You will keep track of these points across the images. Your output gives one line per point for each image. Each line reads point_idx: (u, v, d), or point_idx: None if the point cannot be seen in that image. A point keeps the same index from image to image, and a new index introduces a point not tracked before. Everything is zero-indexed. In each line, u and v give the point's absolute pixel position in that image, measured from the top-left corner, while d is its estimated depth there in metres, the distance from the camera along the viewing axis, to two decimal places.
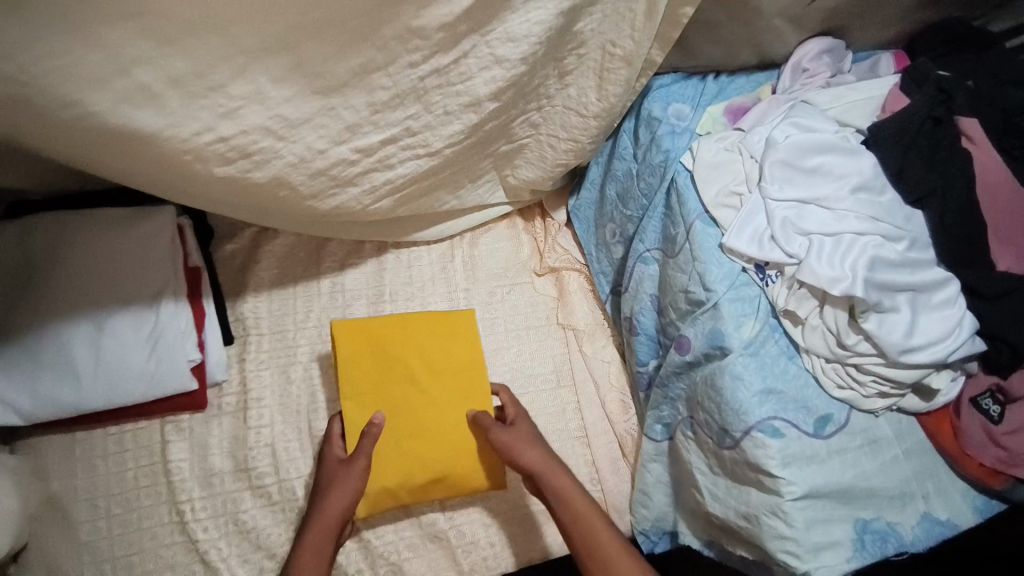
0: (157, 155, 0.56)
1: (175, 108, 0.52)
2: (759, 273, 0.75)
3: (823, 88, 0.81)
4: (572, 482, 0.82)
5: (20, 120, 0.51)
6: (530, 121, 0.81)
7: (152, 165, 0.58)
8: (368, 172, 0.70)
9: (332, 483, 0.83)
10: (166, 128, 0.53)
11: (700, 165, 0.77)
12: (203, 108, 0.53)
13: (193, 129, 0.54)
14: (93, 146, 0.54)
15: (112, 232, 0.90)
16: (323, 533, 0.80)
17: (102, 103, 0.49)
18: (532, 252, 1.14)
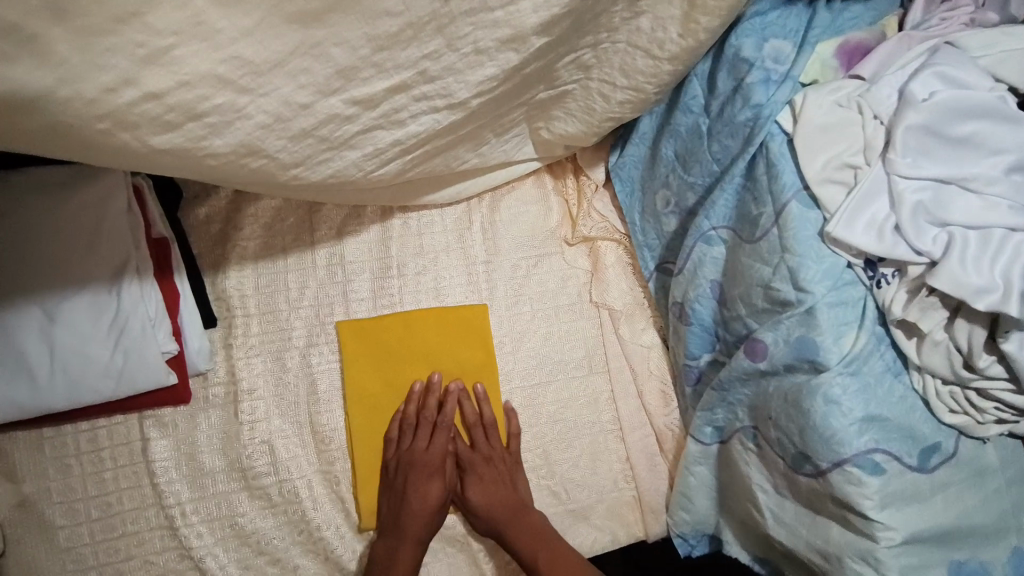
0: (55, 128, 0.37)
1: (68, 53, 0.33)
2: (867, 271, 0.60)
3: (966, 28, 0.62)
4: (531, 523, 0.84)
5: None
6: (581, 61, 0.62)
7: (54, 143, 0.40)
8: (370, 130, 0.52)
9: (429, 505, 0.83)
10: (61, 85, 0.34)
11: (804, 128, 0.59)
12: (119, 51, 0.34)
13: (105, 83, 0.36)
14: None
15: (54, 199, 0.73)
16: (415, 555, 0.80)
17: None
18: (561, 218, 0.96)
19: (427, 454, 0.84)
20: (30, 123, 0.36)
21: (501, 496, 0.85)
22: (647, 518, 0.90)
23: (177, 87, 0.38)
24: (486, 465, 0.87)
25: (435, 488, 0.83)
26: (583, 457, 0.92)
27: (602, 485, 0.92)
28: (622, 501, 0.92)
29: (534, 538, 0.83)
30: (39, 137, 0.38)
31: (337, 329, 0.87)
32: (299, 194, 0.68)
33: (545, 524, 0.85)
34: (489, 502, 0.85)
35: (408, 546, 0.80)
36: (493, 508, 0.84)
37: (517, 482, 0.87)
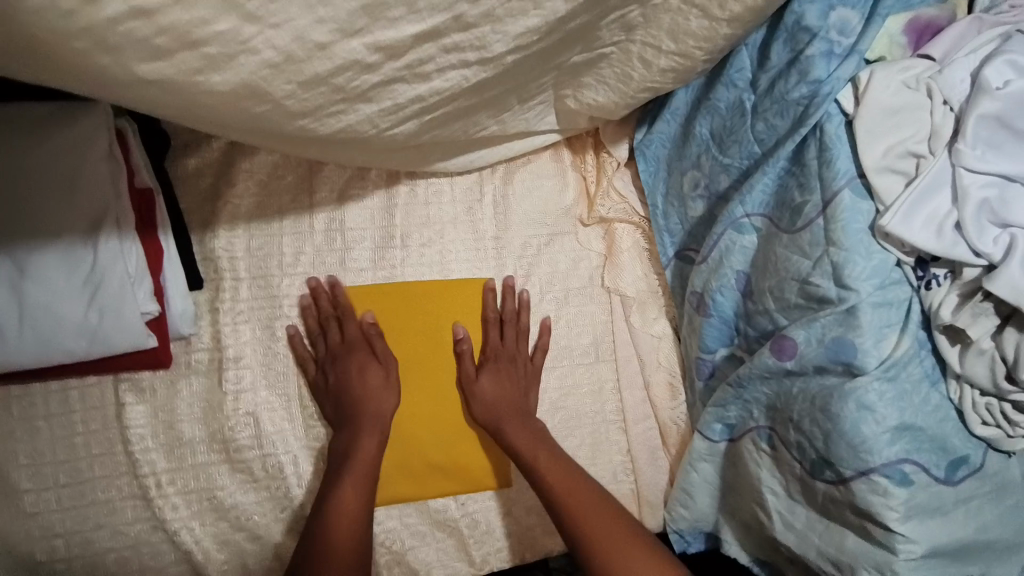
0: (19, 37, 0.31)
1: None
2: (916, 271, 0.56)
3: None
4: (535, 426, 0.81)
5: None
6: (626, 19, 0.56)
7: (21, 57, 0.33)
8: (390, 83, 0.46)
9: (374, 390, 0.79)
10: None
11: (865, 112, 0.55)
12: None
13: None
14: None
15: (26, 135, 0.65)
16: (378, 440, 0.77)
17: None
18: (577, 196, 0.91)
19: (346, 340, 0.80)
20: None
21: (511, 395, 0.82)
22: (644, 512, 0.88)
23: (171, 5, 0.31)
24: (507, 360, 0.84)
25: (375, 372, 0.80)
26: (584, 447, 0.89)
27: (600, 476, 0.89)
28: (619, 493, 0.89)
29: (530, 438, 0.80)
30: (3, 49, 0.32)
31: (334, 297, 0.82)
32: (300, 146, 0.61)
33: (544, 429, 0.82)
34: (495, 394, 0.82)
35: (364, 433, 0.77)
36: (500, 402, 0.81)
37: (529, 390, 0.85)
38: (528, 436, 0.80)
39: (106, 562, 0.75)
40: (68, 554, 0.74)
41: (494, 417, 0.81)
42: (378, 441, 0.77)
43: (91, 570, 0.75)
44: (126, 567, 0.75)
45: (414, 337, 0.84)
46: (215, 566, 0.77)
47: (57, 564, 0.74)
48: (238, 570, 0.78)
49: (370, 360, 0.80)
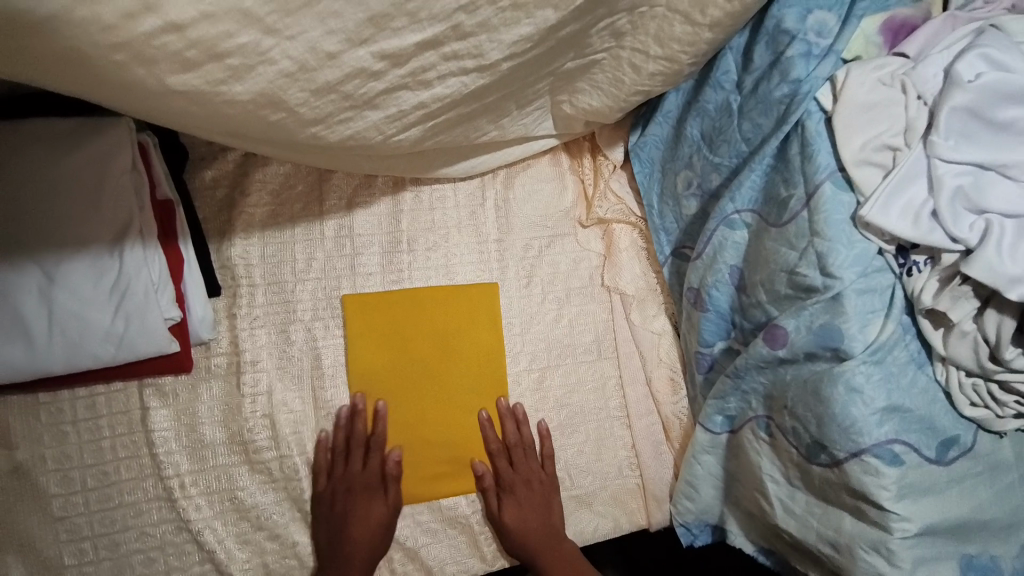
0: (68, 53, 0.35)
1: None
2: (898, 259, 0.59)
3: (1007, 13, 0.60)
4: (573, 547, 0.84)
5: None
6: (616, 28, 0.59)
7: (68, 72, 0.37)
8: (395, 90, 0.49)
9: (370, 530, 0.80)
10: (77, 5, 0.32)
11: (844, 108, 0.58)
12: None
13: (125, 8, 0.33)
14: None
15: (56, 151, 0.70)
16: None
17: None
18: (576, 199, 0.94)
19: (365, 475, 0.81)
20: (42, 45, 0.34)
21: (539, 524, 0.84)
22: (650, 505, 0.89)
23: (201, 20, 0.35)
24: (524, 489, 0.85)
25: (376, 507, 0.81)
26: (589, 444, 0.90)
27: (606, 471, 0.91)
28: (625, 487, 0.91)
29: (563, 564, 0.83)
30: (52, 65, 0.36)
31: (342, 301, 0.85)
32: (311, 154, 0.65)
33: (574, 548, 0.85)
34: (525, 527, 0.83)
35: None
36: (529, 535, 0.83)
37: (552, 506, 0.86)
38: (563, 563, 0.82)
39: (131, 563, 0.77)
40: (94, 556, 0.76)
41: (528, 546, 0.83)
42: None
43: (118, 572, 0.77)
44: (150, 567, 0.77)
45: (422, 341, 0.85)
46: (235, 565, 0.79)
47: (85, 567, 0.76)
48: (259, 570, 0.80)
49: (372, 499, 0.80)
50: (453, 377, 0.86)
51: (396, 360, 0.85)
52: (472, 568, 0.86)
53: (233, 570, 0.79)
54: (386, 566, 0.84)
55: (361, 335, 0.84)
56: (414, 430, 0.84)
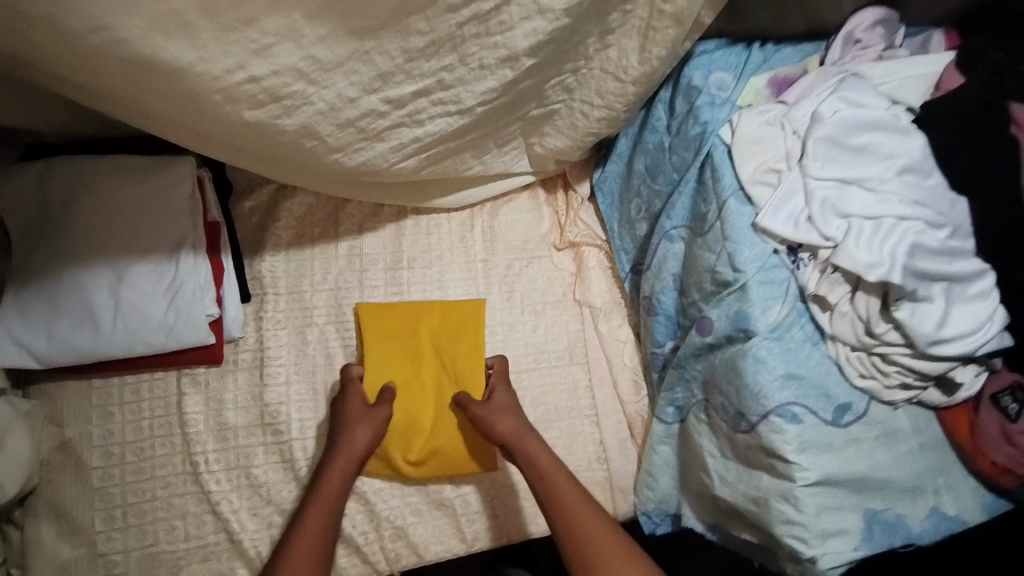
0: (182, 93, 0.53)
1: (207, 41, 0.49)
2: (790, 256, 0.73)
3: (874, 60, 0.74)
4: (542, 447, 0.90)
5: (46, 47, 0.47)
6: (566, 83, 0.77)
7: (179, 105, 0.55)
8: (397, 127, 0.67)
9: (347, 421, 0.91)
10: (197, 63, 0.50)
11: (739, 142, 0.75)
12: (238, 44, 0.50)
13: (225, 66, 0.51)
14: (116, 76, 0.51)
15: (135, 180, 0.88)
16: (343, 469, 0.88)
17: (131, 30, 0.45)
18: (551, 226, 1.10)
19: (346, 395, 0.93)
20: (167, 86, 0.52)
21: (509, 414, 0.92)
22: (616, 497, 0.99)
23: (270, 74, 0.53)
24: (500, 392, 0.95)
25: (354, 415, 0.91)
26: (562, 438, 1.02)
27: (577, 464, 1.01)
28: (594, 480, 1.01)
29: (546, 451, 0.90)
30: (167, 99, 0.54)
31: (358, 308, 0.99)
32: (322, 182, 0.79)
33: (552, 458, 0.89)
34: (501, 419, 0.91)
35: (337, 465, 0.88)
36: (507, 423, 0.91)
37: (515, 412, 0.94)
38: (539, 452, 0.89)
39: (155, 530, 0.88)
40: (123, 523, 0.88)
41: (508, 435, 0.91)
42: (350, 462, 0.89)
43: (142, 539, 0.88)
44: (172, 535, 0.89)
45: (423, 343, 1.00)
46: (246, 536, 0.90)
47: (113, 533, 0.88)
48: (265, 542, 0.90)
49: (355, 413, 0.91)
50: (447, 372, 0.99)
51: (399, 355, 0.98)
52: (454, 547, 0.96)
53: (244, 540, 0.90)
54: (377, 543, 0.94)
55: (373, 332, 0.98)
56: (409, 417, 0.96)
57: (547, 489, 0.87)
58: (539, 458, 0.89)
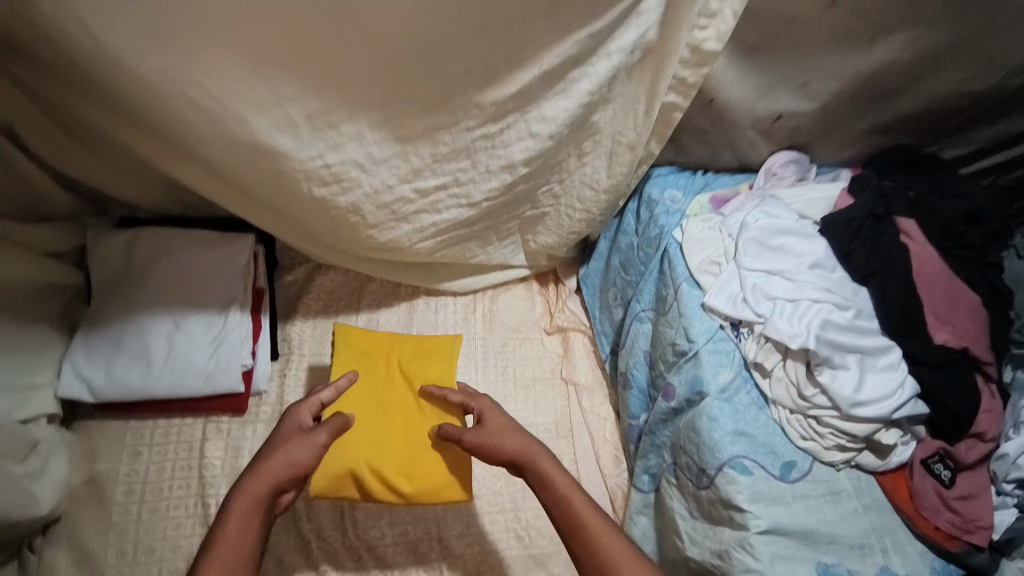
0: (277, 172, 0.73)
1: (302, 136, 0.70)
2: (733, 330, 0.88)
3: (788, 186, 0.95)
4: (563, 476, 0.73)
5: (196, 132, 0.69)
6: (553, 191, 0.98)
7: (269, 180, 0.75)
8: (419, 212, 0.87)
9: (277, 441, 0.74)
10: (291, 151, 0.71)
11: (688, 241, 0.93)
12: (317, 140, 0.71)
13: (310, 154, 0.72)
14: (236, 155, 0.72)
15: (203, 249, 1.04)
16: (236, 545, 0.64)
17: (262, 125, 0.67)
18: (542, 312, 1.26)
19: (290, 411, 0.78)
20: (268, 165, 0.72)
21: (510, 436, 0.77)
22: None
23: (340, 161, 0.74)
24: (496, 415, 0.80)
25: (287, 433, 0.75)
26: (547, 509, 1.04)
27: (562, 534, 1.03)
28: None
29: (568, 483, 0.73)
30: (264, 175, 0.74)
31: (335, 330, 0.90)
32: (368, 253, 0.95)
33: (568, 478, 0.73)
34: (499, 442, 0.77)
35: (236, 521, 0.65)
36: (504, 446, 0.76)
37: (515, 439, 0.77)
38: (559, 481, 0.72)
39: (159, 569, 0.93)
40: (131, 560, 0.93)
41: (514, 460, 0.76)
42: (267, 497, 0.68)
43: None
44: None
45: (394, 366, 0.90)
46: None
47: (120, 568, 0.93)
48: None
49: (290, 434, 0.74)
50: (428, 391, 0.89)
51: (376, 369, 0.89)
52: None
53: None
54: None
55: (344, 353, 0.89)
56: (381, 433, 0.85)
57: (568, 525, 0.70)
58: (551, 478, 0.73)
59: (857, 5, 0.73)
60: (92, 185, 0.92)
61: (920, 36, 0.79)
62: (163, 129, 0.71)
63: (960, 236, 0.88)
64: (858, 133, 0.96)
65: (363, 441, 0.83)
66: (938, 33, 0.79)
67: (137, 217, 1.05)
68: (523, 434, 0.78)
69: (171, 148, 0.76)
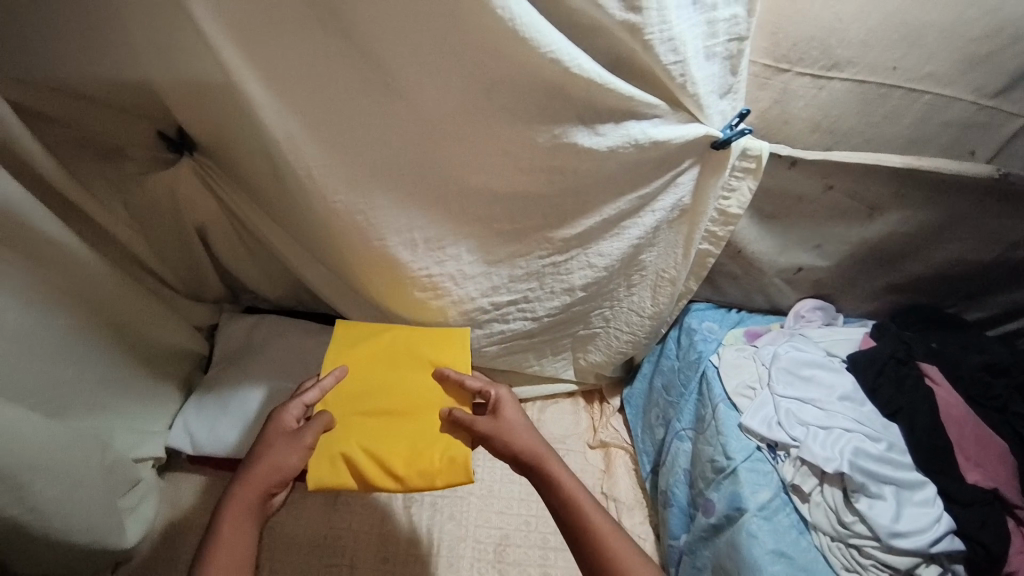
0: (396, 277, 0.89)
1: (418, 251, 0.86)
2: (771, 453, 0.94)
3: (815, 326, 1.07)
4: (587, 497, 0.79)
5: (337, 245, 0.86)
6: (604, 314, 1.13)
7: (387, 282, 0.91)
8: (491, 320, 1.05)
9: (270, 445, 0.82)
10: (409, 263, 0.87)
11: (725, 365, 1.03)
12: (432, 259, 0.88)
13: (421, 266, 0.88)
14: (371, 267, 0.87)
15: (306, 336, 1.18)
16: (239, 541, 0.76)
17: (397, 240, 0.83)
18: (586, 427, 1.32)
19: (279, 414, 0.84)
20: (392, 271, 0.88)
21: (524, 435, 0.83)
22: None
23: (445, 275, 0.92)
24: (513, 411, 0.86)
25: (278, 437, 0.82)
26: None
27: None
28: None
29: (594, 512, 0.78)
30: (383, 278, 0.90)
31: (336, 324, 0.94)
32: None
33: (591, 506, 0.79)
34: (513, 439, 0.83)
35: (230, 525, 0.76)
36: (517, 443, 0.83)
37: (527, 437, 0.83)
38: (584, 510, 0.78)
39: None
40: None
41: (526, 459, 0.82)
42: (255, 500, 0.79)
43: None
44: None
45: (392, 356, 0.91)
46: None
47: None
48: None
49: (280, 439, 0.82)
50: (421, 381, 0.90)
51: (370, 362, 0.90)
52: None
53: None
54: None
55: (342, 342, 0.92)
56: (377, 422, 0.87)
57: (586, 554, 0.75)
58: (560, 482, 0.80)
59: (851, 191, 0.92)
60: (238, 276, 1.13)
61: (916, 213, 0.95)
62: (309, 241, 0.92)
63: (987, 389, 0.93)
64: (877, 289, 1.09)
65: (359, 429, 0.86)
66: (933, 213, 0.95)
67: (261, 306, 1.25)
68: (536, 436, 0.84)
69: (310, 255, 0.98)
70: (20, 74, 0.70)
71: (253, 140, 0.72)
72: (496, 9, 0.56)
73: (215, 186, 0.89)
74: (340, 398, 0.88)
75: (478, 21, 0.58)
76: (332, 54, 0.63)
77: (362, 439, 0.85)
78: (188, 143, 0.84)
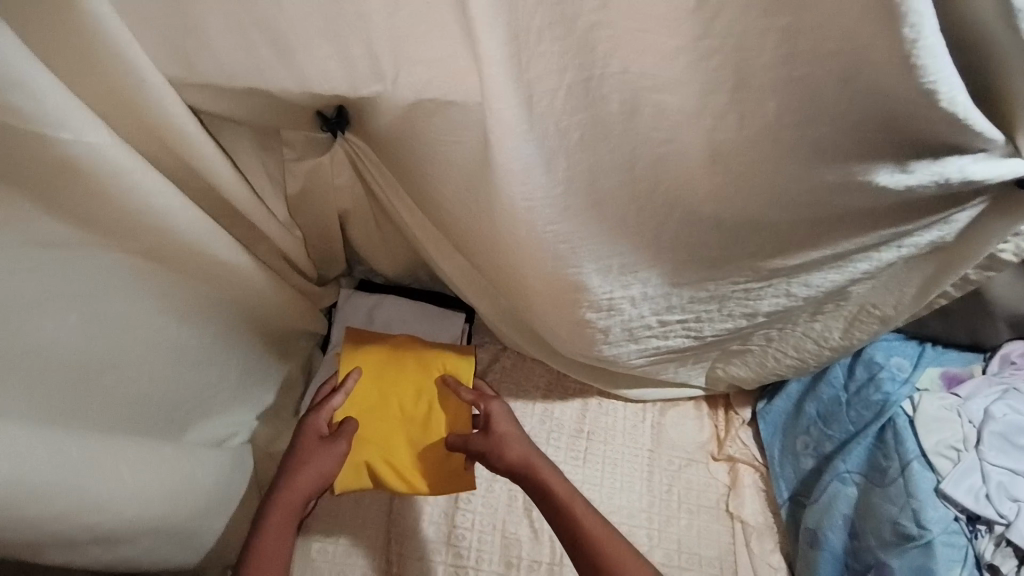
0: (569, 299, 0.76)
1: (608, 276, 0.72)
2: (968, 526, 0.89)
3: None
4: (589, 510, 0.80)
5: (510, 258, 0.71)
6: (768, 334, 0.96)
7: (554, 299, 0.78)
8: (650, 337, 0.92)
9: (305, 452, 0.82)
10: (593, 288, 0.73)
11: (922, 416, 0.94)
12: (622, 284, 0.74)
13: (603, 291, 0.75)
14: (548, 288, 0.74)
15: (428, 324, 1.06)
16: (280, 548, 0.77)
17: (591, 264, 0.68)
18: (709, 437, 1.17)
19: (311, 420, 0.84)
20: (568, 294, 0.75)
21: (517, 445, 0.85)
22: None
23: (626, 299, 0.78)
24: (503, 420, 0.87)
25: (312, 444, 0.83)
26: None
27: None
28: None
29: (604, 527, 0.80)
30: (550, 296, 0.77)
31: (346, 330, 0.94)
32: (584, 354, 0.95)
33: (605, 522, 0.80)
34: (505, 449, 0.85)
35: (272, 532, 0.77)
36: (508, 452, 0.84)
37: (515, 446, 0.85)
38: (591, 523, 0.79)
39: None
40: None
41: (522, 470, 0.84)
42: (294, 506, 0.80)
43: None
44: None
45: (406, 363, 0.92)
46: None
47: None
48: None
49: (314, 445, 0.82)
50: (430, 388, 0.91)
51: (385, 369, 0.91)
52: None
53: None
54: None
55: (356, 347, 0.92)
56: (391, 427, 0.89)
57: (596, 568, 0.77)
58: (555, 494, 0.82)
59: None
60: (358, 252, 1.00)
61: None
62: (464, 241, 0.78)
63: None
64: None
65: (377, 435, 0.88)
66: None
67: (375, 281, 1.10)
68: (529, 446, 0.86)
69: (458, 251, 0.86)
70: (206, 80, 0.56)
71: (467, 147, 0.59)
72: (905, 27, 0.40)
73: (365, 171, 0.77)
74: (358, 404, 0.89)
75: (866, 37, 0.42)
76: (628, 65, 0.49)
77: (379, 446, 0.87)
78: (343, 121, 0.69)
